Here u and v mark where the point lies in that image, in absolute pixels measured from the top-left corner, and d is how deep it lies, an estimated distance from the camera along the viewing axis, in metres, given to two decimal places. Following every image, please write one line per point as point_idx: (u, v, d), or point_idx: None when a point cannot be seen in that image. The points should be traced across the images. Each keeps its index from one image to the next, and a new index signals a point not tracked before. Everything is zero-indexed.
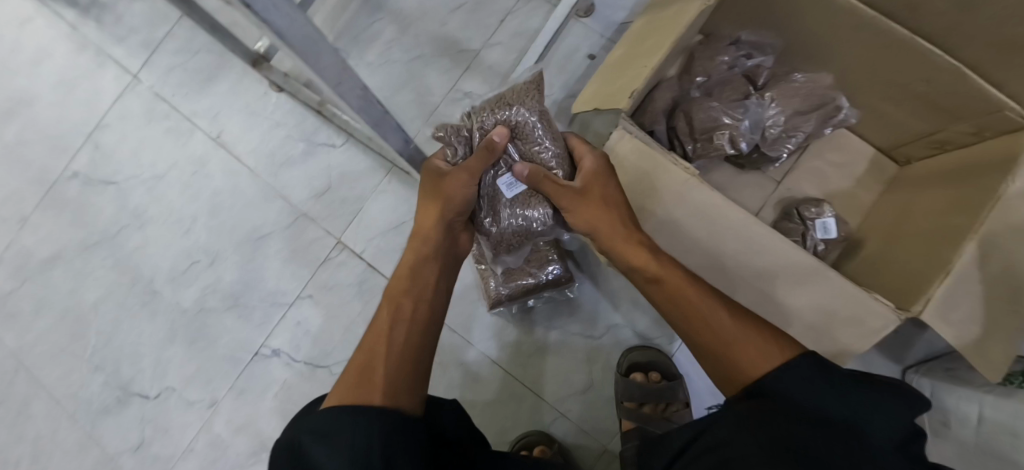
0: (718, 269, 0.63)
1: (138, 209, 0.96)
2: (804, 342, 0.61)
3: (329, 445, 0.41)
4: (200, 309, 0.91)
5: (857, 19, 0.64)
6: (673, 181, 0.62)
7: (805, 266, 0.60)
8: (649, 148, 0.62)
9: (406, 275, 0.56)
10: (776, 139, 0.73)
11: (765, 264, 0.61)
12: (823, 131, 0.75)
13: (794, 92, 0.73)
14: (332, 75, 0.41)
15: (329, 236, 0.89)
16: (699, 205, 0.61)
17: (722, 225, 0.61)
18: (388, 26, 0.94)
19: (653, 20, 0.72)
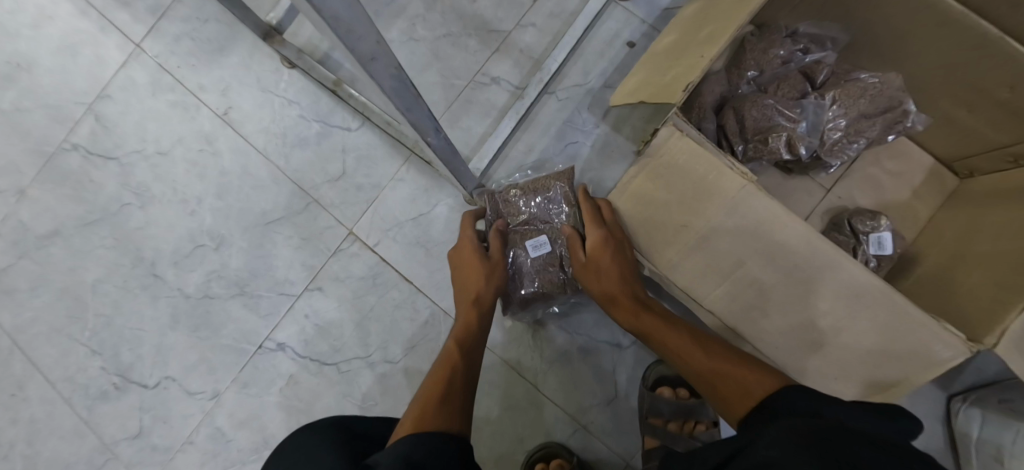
0: (769, 287, 0.58)
1: (140, 187, 0.90)
2: (862, 369, 0.57)
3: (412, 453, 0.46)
4: (204, 296, 0.87)
5: (940, 17, 0.58)
6: (730, 188, 0.56)
7: (871, 287, 0.54)
8: (703, 149, 0.57)
9: (457, 331, 0.66)
10: (837, 145, 0.67)
11: (823, 283, 0.56)
12: (887, 138, 0.69)
13: (860, 93, 0.66)
14: (367, 50, 0.35)
15: (342, 226, 0.84)
16: (758, 215, 0.56)
17: (778, 238, 0.56)
18: (413, 1, 0.87)
19: (711, 6, 0.66)
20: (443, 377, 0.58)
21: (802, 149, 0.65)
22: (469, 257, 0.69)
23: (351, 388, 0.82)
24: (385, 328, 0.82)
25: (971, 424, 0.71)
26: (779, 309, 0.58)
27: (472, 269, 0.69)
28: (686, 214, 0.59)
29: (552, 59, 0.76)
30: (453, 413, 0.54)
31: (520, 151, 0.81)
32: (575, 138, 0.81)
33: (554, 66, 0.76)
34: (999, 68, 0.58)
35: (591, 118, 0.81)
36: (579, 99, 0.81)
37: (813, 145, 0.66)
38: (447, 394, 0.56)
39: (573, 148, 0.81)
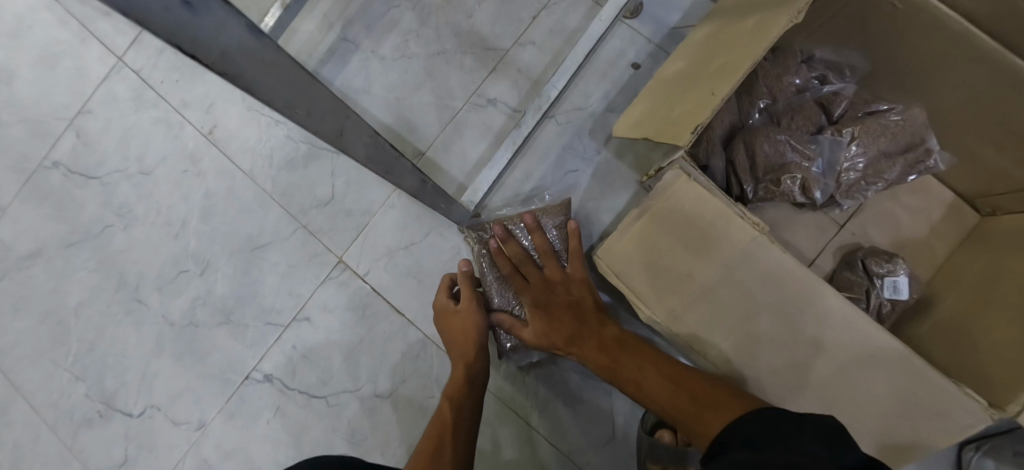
0: (775, 342, 0.54)
1: (123, 207, 0.87)
2: (875, 434, 0.53)
3: None
4: (189, 323, 0.84)
5: (971, 52, 0.53)
6: (735, 235, 0.53)
7: (887, 349, 0.51)
8: (711, 194, 0.53)
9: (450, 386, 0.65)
10: (854, 186, 0.64)
11: (834, 339, 0.52)
12: (907, 178, 0.65)
13: (880, 129, 0.62)
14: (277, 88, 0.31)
15: (331, 254, 0.81)
16: (768, 264, 0.52)
17: (787, 291, 0.53)
18: (406, 16, 0.82)
19: (724, 33, 0.61)
20: (438, 436, 0.59)
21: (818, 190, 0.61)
22: (456, 316, 0.69)
23: (339, 422, 0.79)
24: (375, 360, 0.79)
25: None
26: (783, 367, 0.54)
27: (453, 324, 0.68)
28: (687, 261, 0.55)
29: (552, 84, 0.71)
30: None
31: (518, 178, 0.77)
32: (575, 166, 0.77)
33: (554, 92, 0.71)
34: None
35: (593, 144, 0.77)
36: (581, 124, 0.77)
37: (829, 187, 0.62)
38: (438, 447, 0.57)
39: (573, 177, 0.77)
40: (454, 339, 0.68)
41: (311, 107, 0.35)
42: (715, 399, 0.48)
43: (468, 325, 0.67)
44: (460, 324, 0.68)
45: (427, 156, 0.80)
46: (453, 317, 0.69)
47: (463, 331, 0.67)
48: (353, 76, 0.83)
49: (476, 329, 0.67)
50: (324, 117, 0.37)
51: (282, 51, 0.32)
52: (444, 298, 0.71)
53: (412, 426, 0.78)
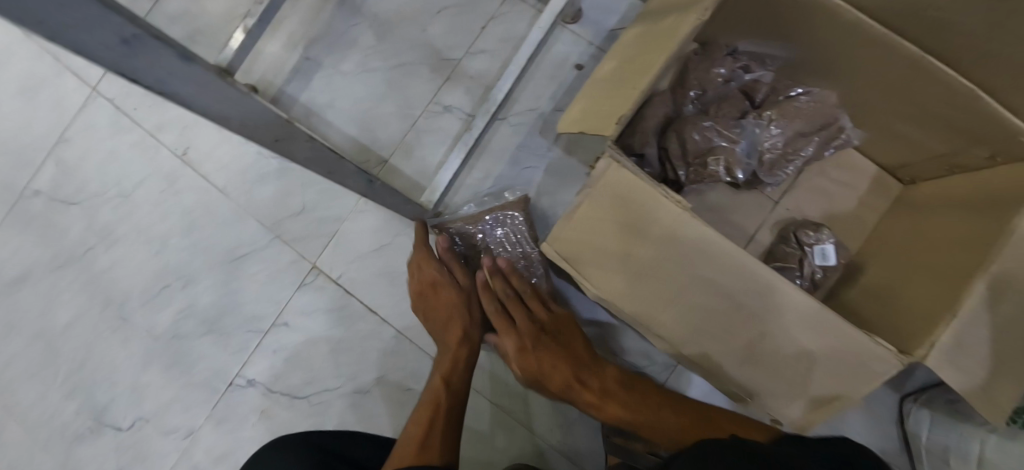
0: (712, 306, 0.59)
1: (105, 229, 0.91)
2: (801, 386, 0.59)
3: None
4: (173, 336, 0.88)
5: (864, 36, 0.59)
6: (664, 217, 0.57)
7: (806, 311, 0.56)
8: (639, 180, 0.57)
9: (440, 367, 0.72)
10: (774, 169, 0.71)
11: (762, 300, 0.58)
12: (824, 153, 0.74)
13: (796, 111, 0.70)
14: (198, 94, 0.33)
15: (304, 261, 0.85)
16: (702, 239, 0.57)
17: (725, 259, 0.57)
18: (365, 32, 0.88)
19: (648, 33, 0.67)
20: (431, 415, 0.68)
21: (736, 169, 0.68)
22: (445, 300, 0.74)
23: (321, 420, 0.83)
24: (353, 359, 0.83)
25: (922, 425, 0.73)
26: (722, 328, 0.60)
27: (440, 304, 0.74)
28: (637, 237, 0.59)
29: (498, 88, 0.75)
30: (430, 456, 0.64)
31: (477, 178, 0.82)
32: (530, 163, 0.82)
33: (501, 96, 0.75)
34: (929, 88, 0.60)
35: (544, 142, 0.82)
36: (532, 123, 0.82)
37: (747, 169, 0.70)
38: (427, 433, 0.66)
39: (528, 173, 0.82)
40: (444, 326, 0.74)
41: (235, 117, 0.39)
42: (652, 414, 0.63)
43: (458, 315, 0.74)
44: (451, 311, 0.74)
45: (390, 163, 0.85)
46: (440, 300, 0.74)
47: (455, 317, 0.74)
48: (318, 93, 0.88)
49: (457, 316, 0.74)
50: (236, 122, 0.39)
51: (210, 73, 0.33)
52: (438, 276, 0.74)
53: (392, 419, 0.82)
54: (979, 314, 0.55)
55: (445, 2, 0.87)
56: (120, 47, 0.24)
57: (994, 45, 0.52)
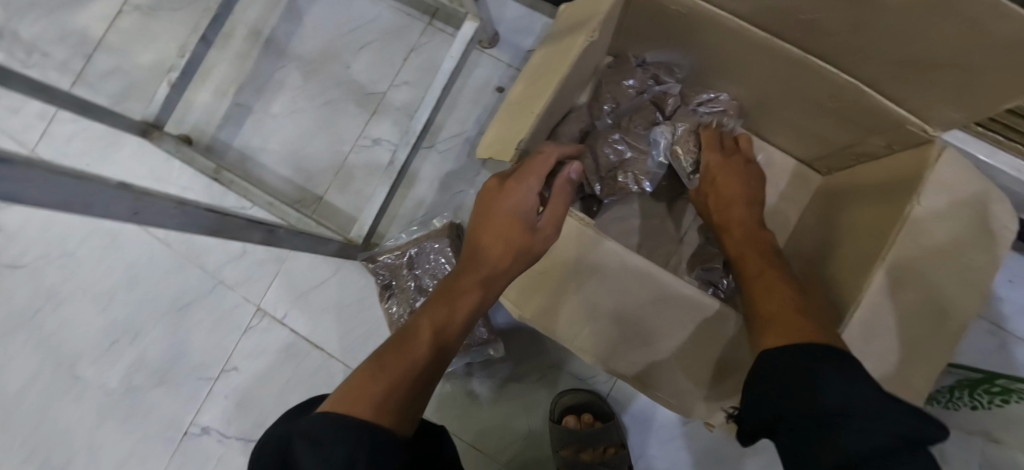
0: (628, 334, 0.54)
1: (52, 289, 0.92)
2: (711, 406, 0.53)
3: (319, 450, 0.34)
4: (126, 390, 0.88)
5: (750, 40, 0.62)
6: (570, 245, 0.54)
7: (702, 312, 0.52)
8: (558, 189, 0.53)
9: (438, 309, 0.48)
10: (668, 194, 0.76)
11: (690, 336, 0.53)
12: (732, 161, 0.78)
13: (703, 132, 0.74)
14: (71, 197, 0.32)
15: (249, 303, 0.86)
16: (625, 266, 0.52)
17: (660, 288, 0.52)
18: (292, 74, 0.90)
19: (545, 55, 0.67)
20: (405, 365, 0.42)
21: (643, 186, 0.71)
22: (512, 231, 0.50)
23: None
24: (303, 397, 0.84)
25: None
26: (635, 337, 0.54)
27: (509, 213, 0.50)
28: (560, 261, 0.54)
29: (416, 119, 0.76)
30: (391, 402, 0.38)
31: (410, 207, 0.84)
32: (461, 187, 0.83)
33: (419, 127, 0.76)
34: (817, 81, 0.62)
35: (473, 166, 0.84)
36: (460, 149, 0.84)
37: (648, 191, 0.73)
38: (383, 379, 0.40)
39: (459, 197, 0.83)
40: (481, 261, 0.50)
41: (142, 210, 0.37)
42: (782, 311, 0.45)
43: (517, 257, 0.49)
44: (513, 245, 0.49)
45: (325, 200, 0.86)
46: (495, 227, 0.50)
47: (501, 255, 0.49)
48: (250, 137, 0.90)
49: (510, 252, 0.49)
50: (149, 220, 0.38)
51: (82, 178, 0.31)
52: (523, 202, 0.50)
53: None
54: (884, 300, 0.56)
55: (366, 39, 0.89)
56: None
57: (858, 46, 0.53)
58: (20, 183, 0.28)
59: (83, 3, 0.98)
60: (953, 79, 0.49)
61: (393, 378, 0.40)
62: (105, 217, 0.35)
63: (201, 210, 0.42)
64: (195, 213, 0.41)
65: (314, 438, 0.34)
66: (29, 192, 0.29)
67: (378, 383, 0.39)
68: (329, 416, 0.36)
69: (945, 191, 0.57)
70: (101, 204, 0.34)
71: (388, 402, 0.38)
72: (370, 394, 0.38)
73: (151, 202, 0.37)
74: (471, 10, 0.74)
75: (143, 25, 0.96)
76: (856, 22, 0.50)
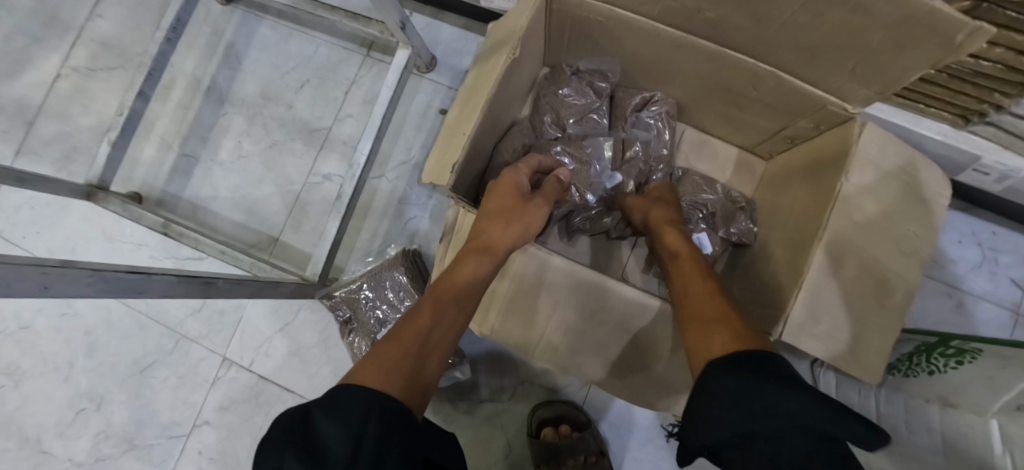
0: (589, 334, 0.56)
1: (9, 366, 0.89)
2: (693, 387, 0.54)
3: (332, 416, 0.34)
4: (95, 460, 0.85)
5: (669, 40, 0.64)
6: (518, 258, 0.56)
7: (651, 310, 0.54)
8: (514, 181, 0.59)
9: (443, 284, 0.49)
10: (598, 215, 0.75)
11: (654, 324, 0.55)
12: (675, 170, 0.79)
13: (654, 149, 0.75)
14: None
15: (214, 354, 0.85)
16: (564, 270, 0.55)
17: (604, 290, 0.55)
18: (236, 119, 0.90)
19: (475, 74, 0.69)
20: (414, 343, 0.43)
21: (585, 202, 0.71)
22: (505, 203, 0.56)
23: None
24: None
25: None
26: (604, 331, 0.56)
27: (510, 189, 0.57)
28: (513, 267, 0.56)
29: (360, 151, 0.76)
30: (399, 377, 0.39)
31: (365, 238, 0.83)
32: (413, 213, 0.83)
33: (364, 158, 0.76)
34: (739, 74, 0.64)
35: (423, 190, 0.84)
36: (409, 174, 0.85)
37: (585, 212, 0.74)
38: (399, 356, 0.41)
39: (413, 223, 0.83)
40: (477, 231, 0.53)
41: (53, 284, 0.36)
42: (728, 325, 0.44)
43: (510, 223, 0.54)
44: (506, 214, 0.54)
45: (281, 240, 0.85)
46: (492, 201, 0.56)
47: (496, 221, 0.53)
48: (199, 186, 0.89)
49: (506, 219, 0.54)
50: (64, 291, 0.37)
51: None
52: (517, 176, 0.59)
53: None
54: (826, 279, 0.57)
55: (305, 77, 0.90)
56: None
57: (766, 36, 0.56)
58: None
59: (19, 72, 0.97)
60: (859, 57, 0.52)
61: (400, 352, 0.41)
62: (11, 296, 0.34)
63: (123, 277, 0.41)
64: (116, 280, 0.41)
65: (332, 404, 0.35)
66: None
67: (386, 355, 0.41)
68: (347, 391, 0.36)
69: (872, 167, 0.58)
70: (5, 283, 0.33)
71: (397, 367, 0.39)
72: (375, 369, 0.39)
73: (59, 273, 0.36)
74: (401, 37, 0.75)
75: (83, 87, 0.96)
76: (757, 12, 0.52)
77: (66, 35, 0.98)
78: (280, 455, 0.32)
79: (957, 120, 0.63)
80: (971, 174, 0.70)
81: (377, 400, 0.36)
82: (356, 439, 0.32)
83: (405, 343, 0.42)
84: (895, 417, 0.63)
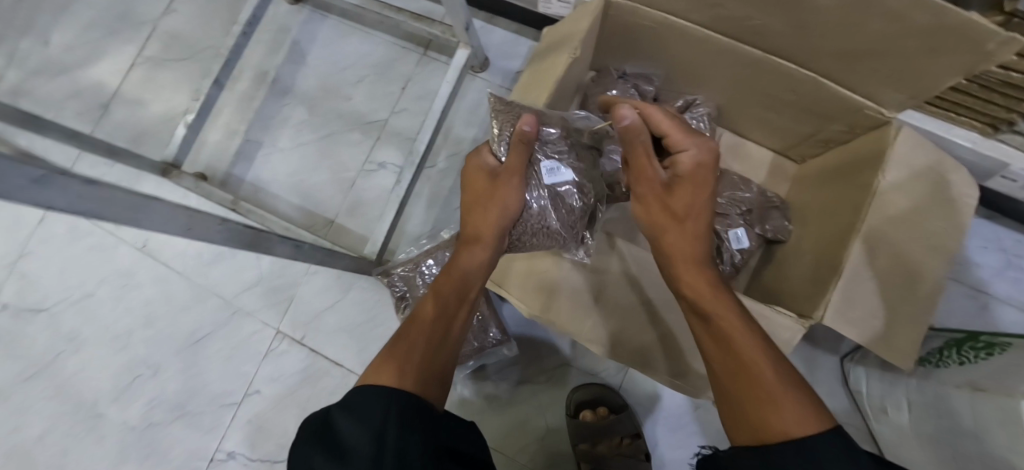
0: (625, 306, 0.59)
1: (71, 332, 0.94)
2: None
3: (356, 419, 0.41)
4: (149, 424, 0.89)
5: (715, 47, 0.69)
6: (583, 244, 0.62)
7: None
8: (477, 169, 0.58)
9: (444, 282, 0.54)
10: (545, 228, 0.60)
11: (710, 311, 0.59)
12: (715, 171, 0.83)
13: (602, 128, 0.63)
14: (139, 216, 0.36)
15: (267, 328, 0.89)
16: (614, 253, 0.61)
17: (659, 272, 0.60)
18: (296, 109, 0.96)
19: (532, 73, 0.74)
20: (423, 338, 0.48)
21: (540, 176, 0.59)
22: (480, 185, 0.57)
23: None
24: None
25: (860, 382, 0.78)
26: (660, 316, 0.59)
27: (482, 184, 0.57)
28: (544, 260, 0.61)
29: (419, 140, 0.82)
30: (412, 368, 0.45)
31: (416, 224, 0.89)
32: None
33: (422, 147, 0.82)
34: (778, 77, 0.69)
35: None
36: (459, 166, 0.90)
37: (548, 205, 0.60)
38: (405, 351, 0.47)
39: None
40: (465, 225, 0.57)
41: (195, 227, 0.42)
42: (760, 377, 0.40)
43: (488, 205, 0.56)
44: (482, 198, 0.57)
45: (336, 223, 0.91)
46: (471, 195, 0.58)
47: (477, 210, 0.56)
48: (260, 170, 0.95)
49: (488, 214, 0.56)
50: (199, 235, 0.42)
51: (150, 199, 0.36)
52: (482, 156, 0.59)
53: None
54: (863, 268, 0.61)
55: (364, 73, 0.96)
56: (30, 186, 0.28)
57: (808, 44, 0.60)
58: (97, 205, 0.33)
59: (97, 59, 1.05)
60: (894, 64, 0.56)
61: (404, 349, 0.47)
62: (166, 233, 0.40)
63: (240, 229, 0.46)
64: (236, 232, 0.46)
65: (349, 406, 0.42)
66: (106, 211, 0.34)
67: (390, 359, 0.46)
68: (362, 392, 0.43)
69: (903, 167, 0.63)
70: (165, 220, 0.38)
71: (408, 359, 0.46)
72: (390, 366, 0.45)
73: (202, 218, 0.41)
74: (462, 38, 0.81)
75: (154, 76, 1.03)
76: (800, 22, 0.57)
77: (142, 27, 1.05)
78: (312, 454, 0.40)
79: (986, 129, 0.68)
80: (999, 181, 0.74)
81: (391, 396, 0.42)
82: (377, 437, 0.40)
83: (414, 339, 0.48)
84: (928, 404, 0.66)
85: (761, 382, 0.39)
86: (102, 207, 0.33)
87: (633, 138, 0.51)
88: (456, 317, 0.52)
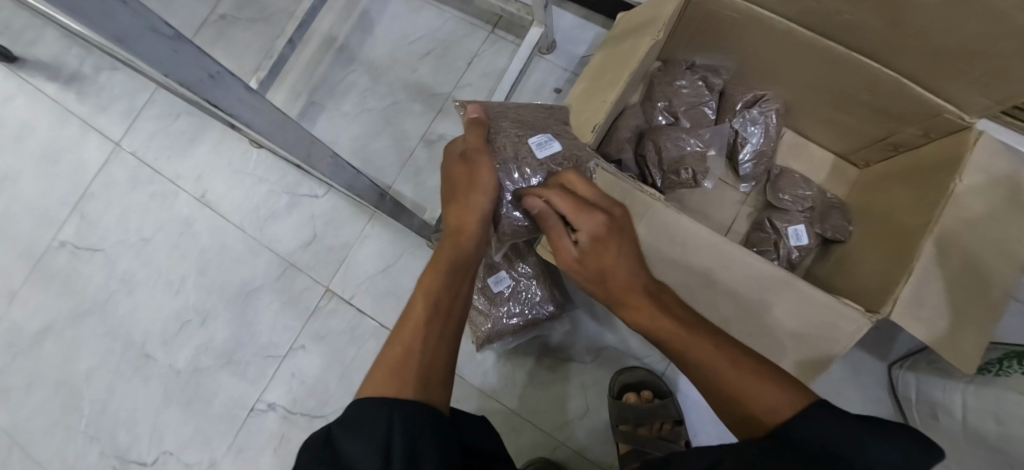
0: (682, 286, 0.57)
1: (126, 274, 0.97)
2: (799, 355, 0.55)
3: (359, 438, 0.37)
4: (193, 370, 0.91)
5: (798, 41, 0.70)
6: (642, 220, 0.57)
7: (772, 279, 0.54)
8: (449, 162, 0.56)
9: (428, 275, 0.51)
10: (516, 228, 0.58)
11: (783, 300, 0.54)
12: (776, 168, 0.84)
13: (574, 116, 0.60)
14: (274, 132, 0.40)
15: (318, 285, 0.91)
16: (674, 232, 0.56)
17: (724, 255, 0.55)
18: (362, 77, 0.99)
19: (608, 55, 0.75)
20: (417, 335, 0.45)
21: (531, 152, 0.56)
22: (458, 174, 0.55)
23: None
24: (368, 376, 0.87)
25: (909, 388, 0.79)
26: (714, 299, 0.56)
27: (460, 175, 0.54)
28: None
29: None
30: (414, 373, 0.42)
31: None
32: None
33: None
34: (856, 76, 0.70)
35: None
36: None
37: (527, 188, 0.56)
38: (404, 353, 0.43)
39: None
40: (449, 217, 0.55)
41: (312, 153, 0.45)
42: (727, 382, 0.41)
43: (467, 196, 0.54)
44: (461, 188, 0.54)
45: (393, 189, 0.93)
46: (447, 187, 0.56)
47: (460, 200, 0.54)
48: (322, 133, 0.97)
49: (473, 203, 0.53)
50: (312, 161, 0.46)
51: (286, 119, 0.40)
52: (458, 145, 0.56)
53: None
54: (932, 266, 0.61)
55: (431, 46, 0.98)
56: (210, 81, 0.32)
57: (897, 42, 0.61)
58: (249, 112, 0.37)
59: (172, 14, 1.08)
60: (985, 67, 0.56)
61: (399, 351, 0.43)
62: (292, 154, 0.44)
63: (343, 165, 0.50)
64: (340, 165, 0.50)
65: (351, 421, 0.39)
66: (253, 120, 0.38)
67: (392, 359, 0.43)
68: (361, 407, 0.40)
69: (980, 172, 0.63)
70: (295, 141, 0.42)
71: (405, 364, 0.42)
72: (387, 376, 0.41)
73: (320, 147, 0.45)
74: (537, 16, 0.83)
75: (226, 34, 1.06)
76: (893, 18, 0.57)
77: None
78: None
79: None
80: None
81: (393, 410, 0.39)
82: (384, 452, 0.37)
83: (409, 339, 0.45)
84: (985, 408, 0.65)
85: (725, 385, 0.41)
86: (253, 116, 0.37)
87: (548, 225, 0.52)
88: (450, 311, 0.47)
